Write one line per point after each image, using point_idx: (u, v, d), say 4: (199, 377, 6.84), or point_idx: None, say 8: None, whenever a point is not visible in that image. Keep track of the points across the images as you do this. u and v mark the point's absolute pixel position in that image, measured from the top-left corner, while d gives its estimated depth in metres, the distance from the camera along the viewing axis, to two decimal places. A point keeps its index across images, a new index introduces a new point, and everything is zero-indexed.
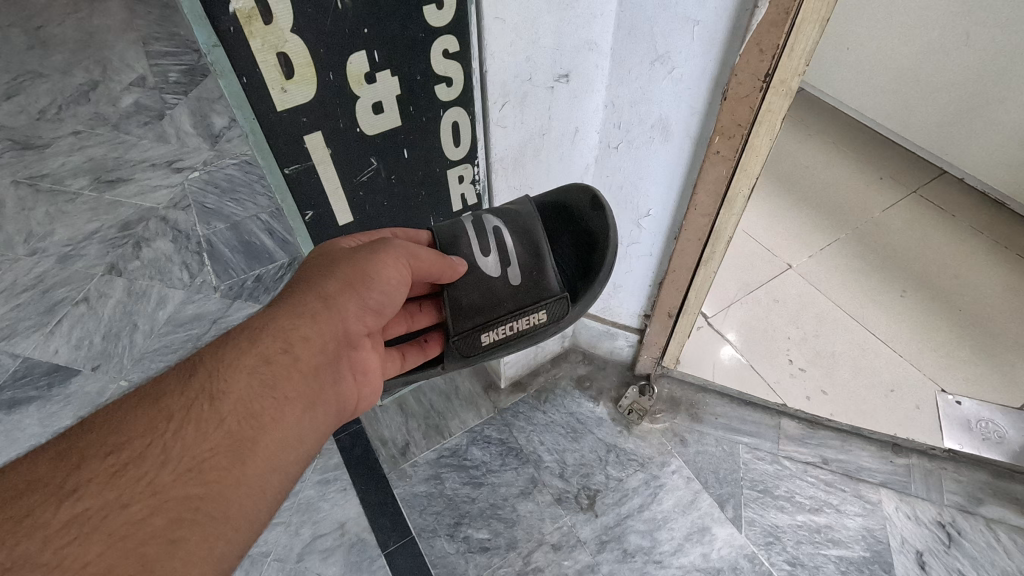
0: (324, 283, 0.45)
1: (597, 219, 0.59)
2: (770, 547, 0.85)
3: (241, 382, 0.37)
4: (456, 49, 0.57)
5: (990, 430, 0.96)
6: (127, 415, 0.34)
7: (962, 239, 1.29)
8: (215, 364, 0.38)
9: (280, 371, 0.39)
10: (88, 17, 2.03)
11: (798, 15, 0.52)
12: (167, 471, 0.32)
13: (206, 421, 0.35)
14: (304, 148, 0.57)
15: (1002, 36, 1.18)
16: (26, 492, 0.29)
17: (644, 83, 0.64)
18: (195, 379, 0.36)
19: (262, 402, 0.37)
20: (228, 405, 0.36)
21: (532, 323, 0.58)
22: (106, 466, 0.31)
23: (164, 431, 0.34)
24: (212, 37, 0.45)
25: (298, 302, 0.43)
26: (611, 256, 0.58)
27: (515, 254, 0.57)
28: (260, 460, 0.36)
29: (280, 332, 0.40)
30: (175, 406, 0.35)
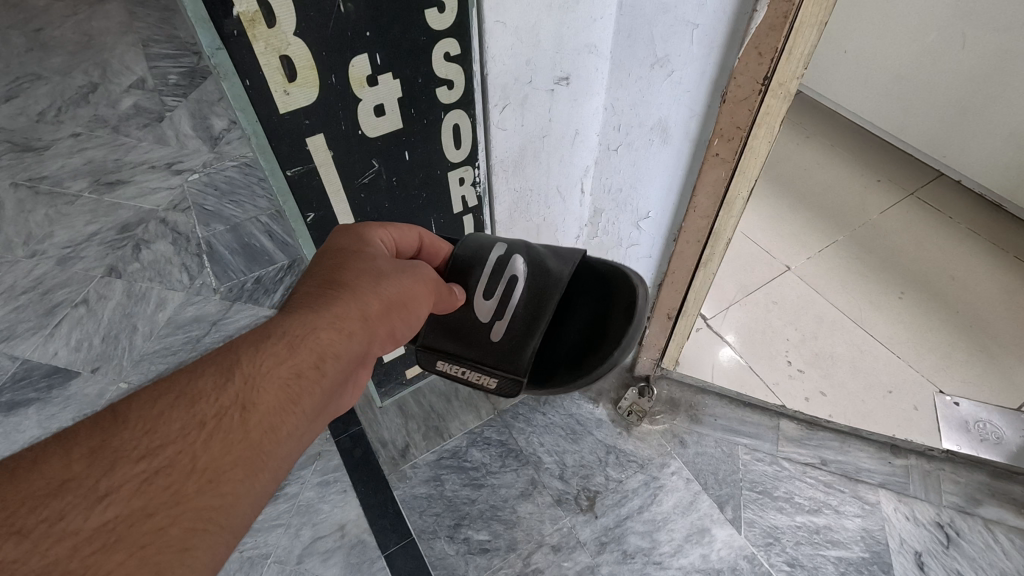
0: (369, 298, 0.40)
1: (616, 325, 0.50)
2: (770, 548, 0.85)
3: (276, 392, 0.34)
4: (458, 52, 0.58)
5: (989, 431, 0.97)
6: (163, 414, 0.31)
7: (960, 240, 1.30)
8: (251, 367, 0.34)
9: (314, 383, 0.36)
10: (88, 19, 2.04)
11: (797, 19, 0.52)
12: (192, 482, 0.29)
13: (234, 431, 0.32)
14: (307, 150, 0.57)
15: (997, 39, 1.19)
16: (56, 493, 0.27)
17: (643, 86, 0.63)
18: (233, 382, 0.33)
19: (291, 417, 0.34)
20: (259, 417, 0.33)
21: (484, 381, 0.52)
22: (139, 471, 0.29)
23: (195, 439, 0.30)
24: (216, 40, 0.46)
25: (341, 306, 0.39)
26: (603, 367, 0.49)
27: (513, 314, 0.51)
28: (279, 474, 0.34)
29: (321, 341, 0.37)
30: (208, 410, 0.32)
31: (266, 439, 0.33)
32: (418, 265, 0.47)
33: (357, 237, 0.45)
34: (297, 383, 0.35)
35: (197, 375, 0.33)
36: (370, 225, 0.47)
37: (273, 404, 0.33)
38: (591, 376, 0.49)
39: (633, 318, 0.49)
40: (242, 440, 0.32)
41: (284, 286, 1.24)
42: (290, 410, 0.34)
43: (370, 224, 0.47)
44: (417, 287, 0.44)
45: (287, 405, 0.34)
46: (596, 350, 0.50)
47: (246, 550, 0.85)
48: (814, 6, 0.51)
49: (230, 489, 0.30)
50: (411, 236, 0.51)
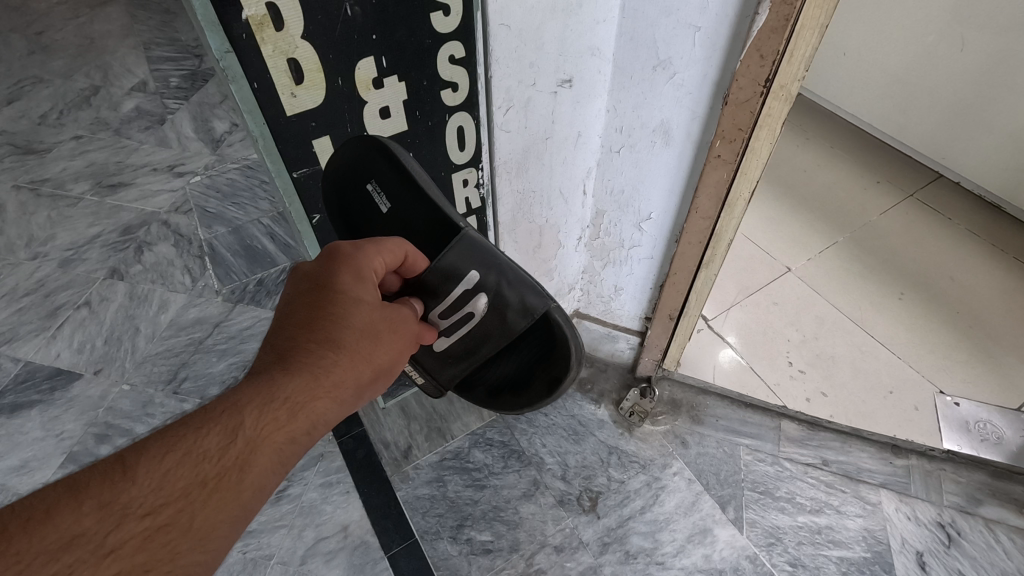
0: (362, 364, 0.40)
1: (535, 392, 0.57)
2: (772, 548, 0.85)
3: (270, 456, 0.36)
4: (462, 55, 0.58)
5: (989, 431, 0.97)
6: (170, 473, 0.33)
7: (959, 241, 1.31)
8: (248, 429, 0.35)
9: (304, 446, 0.38)
10: (89, 23, 2.05)
11: (798, 20, 0.52)
12: (185, 543, 0.32)
13: (226, 494, 0.34)
14: (312, 152, 0.58)
15: (997, 40, 1.19)
16: (67, 548, 0.29)
17: (646, 89, 0.64)
18: (233, 446, 0.35)
19: (280, 475, 0.37)
20: (251, 481, 0.35)
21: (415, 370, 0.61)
22: (141, 531, 0.31)
23: (194, 500, 0.33)
24: (226, 43, 0.46)
25: (342, 371, 0.38)
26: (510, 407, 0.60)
27: (457, 340, 0.55)
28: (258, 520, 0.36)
29: (315, 410, 0.37)
30: (209, 470, 0.34)
31: (254, 498, 0.35)
32: (404, 312, 0.45)
33: (353, 272, 0.42)
34: (288, 448, 0.37)
35: (203, 433, 0.34)
36: (366, 254, 0.44)
37: (266, 469, 0.35)
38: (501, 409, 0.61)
39: (553, 391, 0.56)
40: (233, 502, 0.34)
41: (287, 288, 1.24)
42: (278, 471, 0.36)
43: (366, 253, 0.44)
44: (402, 343, 0.44)
45: (277, 467, 0.36)
46: (515, 396, 0.58)
47: (249, 551, 0.86)
48: (816, 7, 0.52)
49: (216, 545, 0.33)
50: (396, 253, 0.47)
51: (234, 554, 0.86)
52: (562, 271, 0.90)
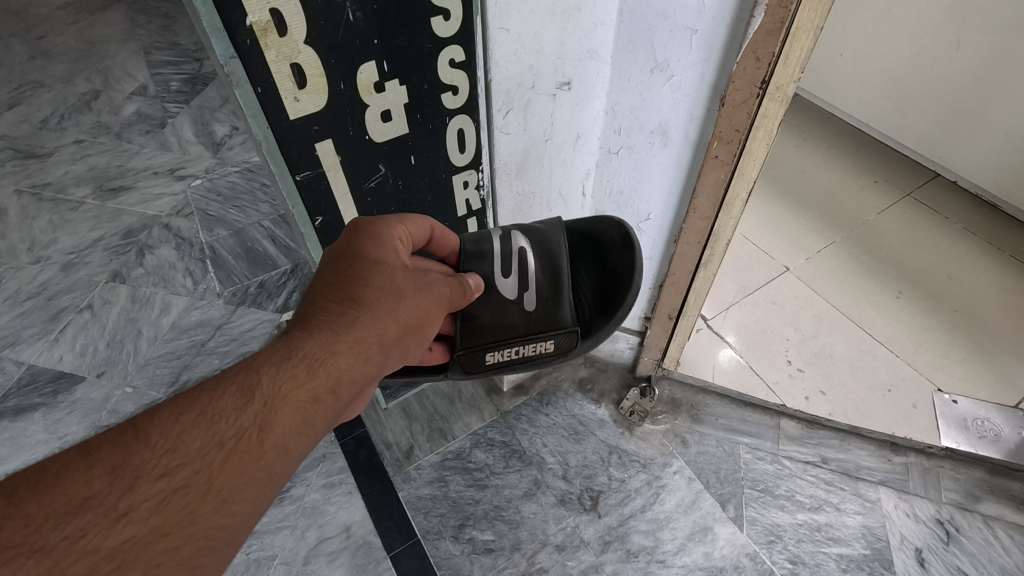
0: (385, 322, 0.40)
1: (626, 257, 0.59)
2: (772, 546, 0.86)
3: (291, 414, 0.34)
4: (462, 58, 0.59)
5: (987, 428, 0.98)
6: (185, 433, 0.31)
7: (956, 239, 1.32)
8: (268, 388, 0.34)
9: (327, 409, 0.36)
10: (90, 27, 2.06)
11: (793, 24, 0.53)
12: (207, 504, 0.30)
13: (248, 456, 0.32)
14: (315, 155, 0.58)
15: (991, 40, 1.20)
16: (77, 511, 0.27)
17: (644, 91, 0.66)
18: (251, 405, 0.33)
19: (303, 439, 0.35)
20: (273, 441, 0.33)
21: (539, 351, 0.57)
22: (156, 491, 0.29)
23: (212, 460, 0.31)
24: (230, 49, 0.47)
25: (362, 331, 0.38)
26: (630, 297, 0.58)
27: (535, 281, 0.58)
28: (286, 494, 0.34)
29: (336, 367, 0.36)
30: (226, 430, 0.32)
31: (278, 461, 0.33)
32: (432, 278, 0.47)
33: (374, 239, 0.44)
34: (314, 408, 0.35)
35: (219, 393, 0.33)
36: (387, 223, 0.46)
37: (288, 428, 0.34)
38: (627, 299, 0.58)
39: (631, 242, 0.59)
40: (256, 465, 0.32)
41: (288, 290, 1.24)
42: (302, 434, 0.34)
43: (387, 222, 0.46)
44: (425, 307, 0.44)
45: (301, 429, 0.34)
46: (618, 286, 0.58)
47: (253, 552, 0.86)
48: (812, 10, 0.52)
49: (241, 509, 0.31)
50: (423, 228, 0.51)
51: (237, 555, 0.86)
52: None
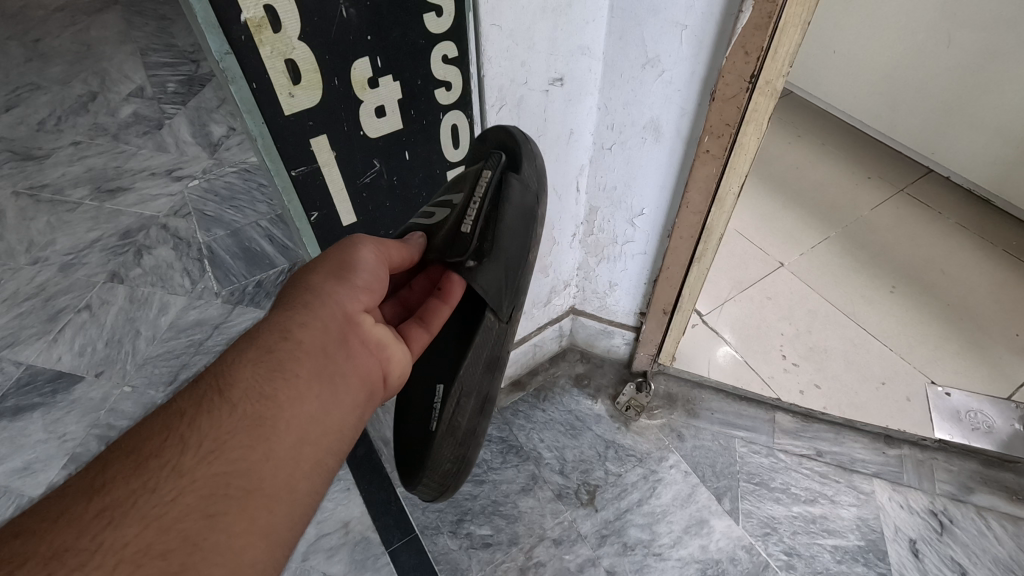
0: (309, 278, 0.46)
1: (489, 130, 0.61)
2: (768, 538, 0.87)
3: (248, 370, 0.39)
4: (456, 54, 0.59)
5: (980, 420, 0.99)
6: (150, 420, 0.36)
7: (949, 233, 1.33)
8: (220, 364, 0.39)
9: (290, 355, 0.41)
10: (86, 29, 2.06)
11: (781, 18, 0.54)
12: (191, 457, 0.34)
13: (218, 411, 0.36)
14: (310, 151, 0.58)
15: (982, 37, 1.21)
16: (63, 495, 0.31)
17: (636, 87, 0.66)
18: (205, 380, 0.38)
19: (275, 385, 0.39)
20: (238, 392, 0.38)
21: (490, 185, 0.54)
22: (132, 461, 0.33)
23: (179, 425, 0.35)
24: (225, 45, 0.48)
25: (291, 298, 0.44)
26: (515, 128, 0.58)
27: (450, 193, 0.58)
28: (284, 433, 0.38)
29: (278, 325, 0.42)
30: (185, 403, 0.36)
31: (255, 407, 0.37)
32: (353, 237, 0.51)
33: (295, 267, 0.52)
34: (276, 358, 0.40)
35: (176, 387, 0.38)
36: None
37: (248, 379, 0.38)
38: (510, 128, 0.59)
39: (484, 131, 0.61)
40: (233, 415, 0.37)
41: None
42: (270, 380, 0.39)
43: None
44: (352, 243, 0.48)
45: (265, 377, 0.39)
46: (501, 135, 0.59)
47: None
48: (798, 6, 0.53)
49: (233, 454, 0.35)
50: None
51: None
52: (560, 268, 0.91)
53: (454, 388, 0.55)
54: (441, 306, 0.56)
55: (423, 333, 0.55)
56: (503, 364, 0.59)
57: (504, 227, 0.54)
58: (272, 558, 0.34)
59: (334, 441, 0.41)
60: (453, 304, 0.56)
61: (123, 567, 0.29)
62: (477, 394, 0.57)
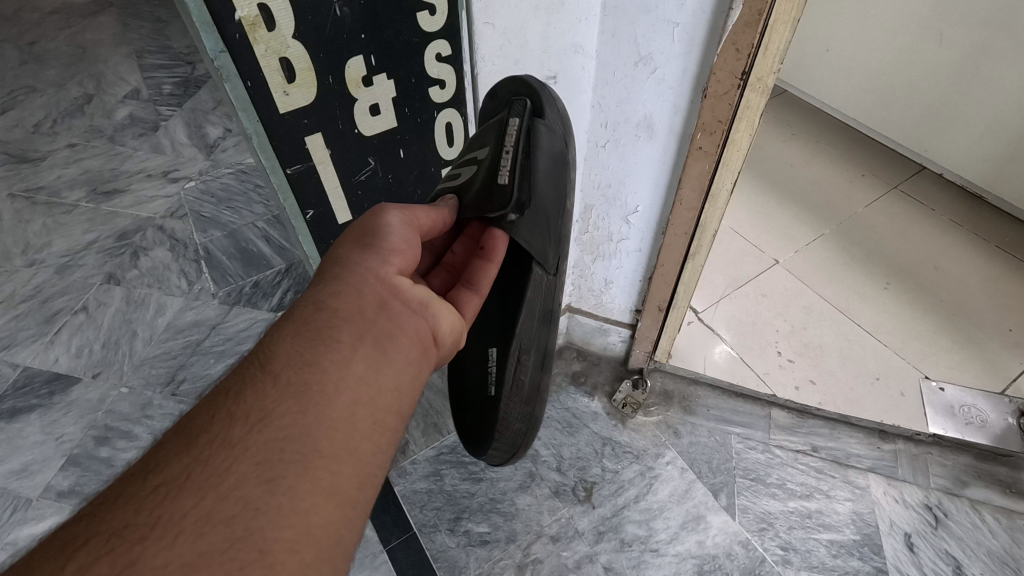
0: (339, 252, 0.47)
1: (497, 86, 0.63)
2: (763, 533, 0.87)
3: (288, 341, 0.40)
4: (448, 52, 0.60)
5: (973, 414, 0.99)
6: (200, 402, 0.38)
7: (942, 230, 1.34)
8: (265, 339, 0.41)
9: (328, 321, 0.41)
10: (81, 32, 2.06)
11: (771, 15, 0.55)
12: (240, 428, 0.35)
13: (263, 382, 0.38)
14: (305, 149, 0.59)
15: (972, 33, 1.22)
16: (122, 478, 0.34)
17: (629, 84, 0.67)
18: (248, 359, 0.40)
19: (318, 351, 0.40)
20: (279, 364, 0.39)
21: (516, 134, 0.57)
22: (183, 439, 0.35)
23: (227, 401, 0.37)
24: (220, 44, 0.48)
25: (327, 270, 0.46)
26: (529, 78, 0.61)
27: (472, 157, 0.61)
28: (334, 395, 0.38)
29: (315, 296, 0.43)
30: (232, 380, 0.38)
31: (297, 375, 0.38)
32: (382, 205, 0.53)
33: None
34: (316, 327, 0.41)
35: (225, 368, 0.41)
36: None
37: (287, 349, 0.40)
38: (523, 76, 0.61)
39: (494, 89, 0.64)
40: (277, 384, 0.38)
41: (283, 289, 1.25)
42: (311, 347, 0.40)
43: None
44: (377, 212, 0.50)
45: (306, 344, 0.40)
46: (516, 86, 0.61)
47: None
48: (788, 2, 0.54)
49: (282, 421, 0.36)
50: None
51: None
52: None
53: (514, 349, 0.59)
54: (487, 265, 0.54)
55: (473, 295, 0.53)
56: (556, 317, 0.63)
57: (539, 174, 0.56)
58: (340, 514, 0.35)
59: (391, 402, 0.41)
60: (498, 259, 0.54)
61: (185, 537, 0.31)
62: (535, 351, 0.61)
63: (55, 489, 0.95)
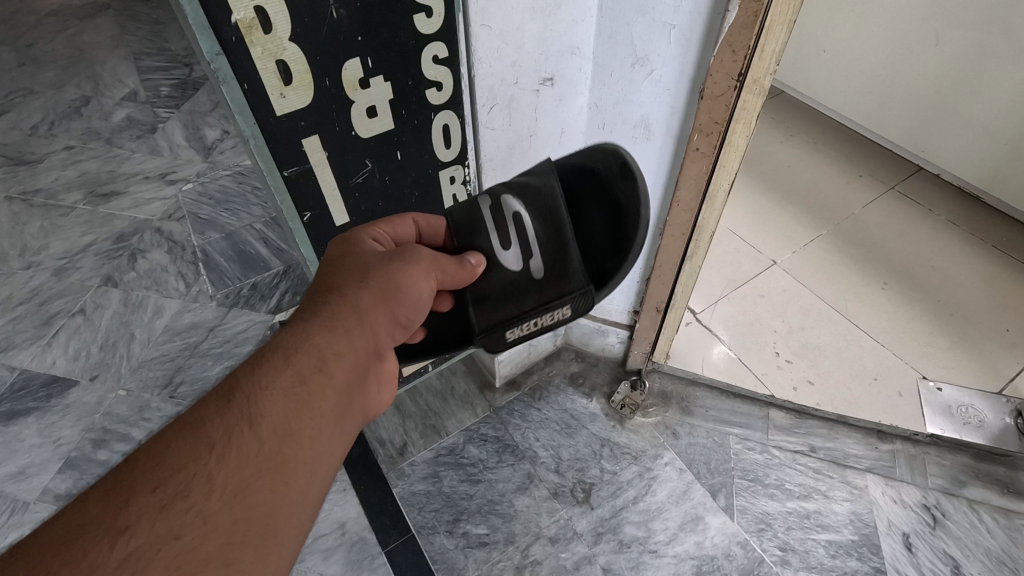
0: (358, 292, 0.44)
1: (632, 188, 0.54)
2: (762, 533, 0.87)
3: (281, 400, 0.37)
4: (445, 55, 0.60)
5: (971, 414, 0.99)
6: (171, 446, 0.33)
7: (939, 229, 1.34)
8: (254, 383, 0.37)
9: (323, 387, 0.39)
10: (79, 34, 2.06)
11: (767, 17, 0.55)
12: (213, 505, 0.32)
13: (247, 448, 0.35)
14: (302, 151, 0.59)
15: (968, 35, 1.22)
16: (72, 540, 0.29)
17: (625, 85, 0.67)
18: (233, 403, 0.36)
19: (307, 423, 0.38)
20: (267, 428, 0.36)
21: (555, 316, 0.58)
22: (155, 501, 0.31)
23: (206, 460, 0.33)
24: (216, 46, 0.48)
25: (334, 311, 0.42)
26: (640, 233, 0.55)
27: (534, 239, 0.57)
28: (308, 476, 0.37)
29: (314, 347, 0.40)
30: (215, 431, 0.34)
31: (283, 446, 0.36)
32: (412, 246, 0.50)
33: (345, 243, 0.50)
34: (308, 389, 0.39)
35: (199, 402, 0.36)
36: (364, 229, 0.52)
37: (280, 411, 0.37)
38: (640, 236, 0.55)
39: (627, 179, 0.54)
40: (260, 454, 0.35)
41: (281, 292, 1.25)
42: (303, 416, 0.37)
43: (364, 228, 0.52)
44: (410, 271, 0.47)
45: (298, 412, 0.37)
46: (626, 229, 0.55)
47: None
48: (783, 4, 0.54)
49: (257, 502, 0.34)
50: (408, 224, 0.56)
51: None
52: None
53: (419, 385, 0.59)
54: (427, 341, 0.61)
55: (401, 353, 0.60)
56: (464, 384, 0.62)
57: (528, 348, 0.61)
58: None
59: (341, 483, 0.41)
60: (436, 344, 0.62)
61: None
62: None
63: (53, 492, 0.94)
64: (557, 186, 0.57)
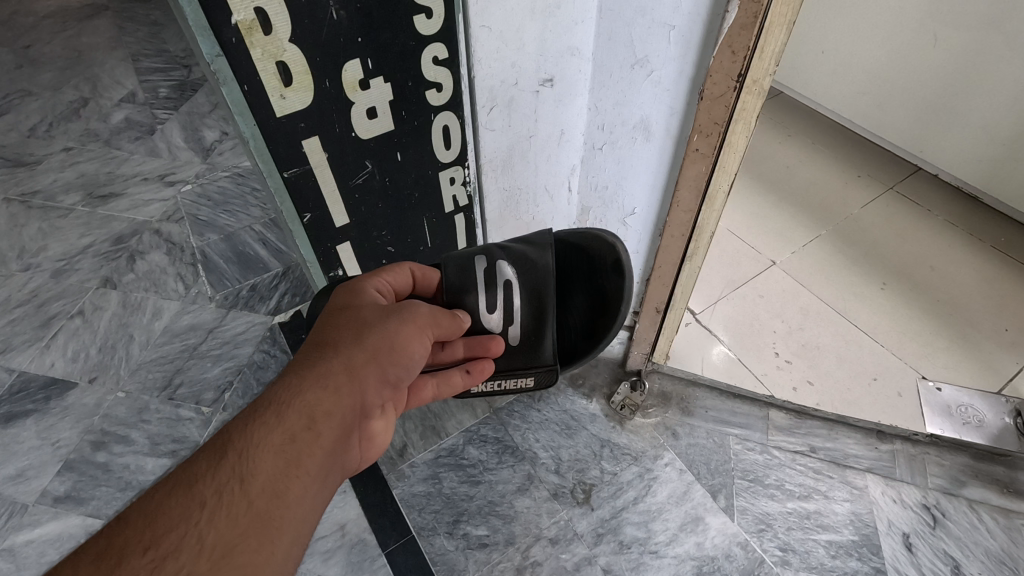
0: (352, 350, 0.45)
1: (617, 280, 0.62)
2: (762, 533, 0.87)
3: (271, 459, 0.38)
4: (445, 56, 0.61)
5: (970, 414, 0.99)
6: (165, 504, 0.35)
7: (937, 229, 1.34)
8: (248, 439, 0.38)
9: (311, 444, 0.40)
10: (77, 36, 2.06)
11: (766, 18, 0.55)
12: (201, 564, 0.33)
13: (237, 507, 0.36)
14: (302, 152, 0.59)
15: (966, 36, 1.23)
16: None
17: (625, 86, 0.67)
18: (226, 459, 0.37)
19: (295, 480, 0.39)
20: (257, 486, 0.37)
21: (519, 383, 0.64)
22: (146, 562, 0.32)
23: (197, 519, 0.35)
24: (216, 47, 0.48)
25: (326, 368, 0.43)
26: (615, 323, 0.62)
27: (519, 312, 0.62)
28: (293, 533, 0.38)
29: (306, 405, 0.41)
30: (207, 490, 0.36)
31: (270, 504, 0.37)
32: (414, 302, 0.52)
33: (347, 292, 0.51)
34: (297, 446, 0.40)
35: (194, 458, 0.37)
36: (366, 277, 0.53)
37: (270, 470, 0.38)
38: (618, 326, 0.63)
39: (620, 273, 0.62)
40: (248, 513, 0.36)
41: (280, 293, 1.25)
42: (291, 476, 0.39)
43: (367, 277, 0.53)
44: (404, 330, 0.49)
45: (287, 470, 0.39)
46: (604, 314, 0.63)
47: None
48: (783, 5, 0.54)
49: (242, 560, 0.35)
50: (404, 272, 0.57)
51: None
52: None
53: None
54: None
55: None
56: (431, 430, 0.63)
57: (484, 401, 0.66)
58: None
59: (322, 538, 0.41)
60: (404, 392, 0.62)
61: None
62: None
63: (52, 494, 0.94)
64: (551, 265, 0.62)
